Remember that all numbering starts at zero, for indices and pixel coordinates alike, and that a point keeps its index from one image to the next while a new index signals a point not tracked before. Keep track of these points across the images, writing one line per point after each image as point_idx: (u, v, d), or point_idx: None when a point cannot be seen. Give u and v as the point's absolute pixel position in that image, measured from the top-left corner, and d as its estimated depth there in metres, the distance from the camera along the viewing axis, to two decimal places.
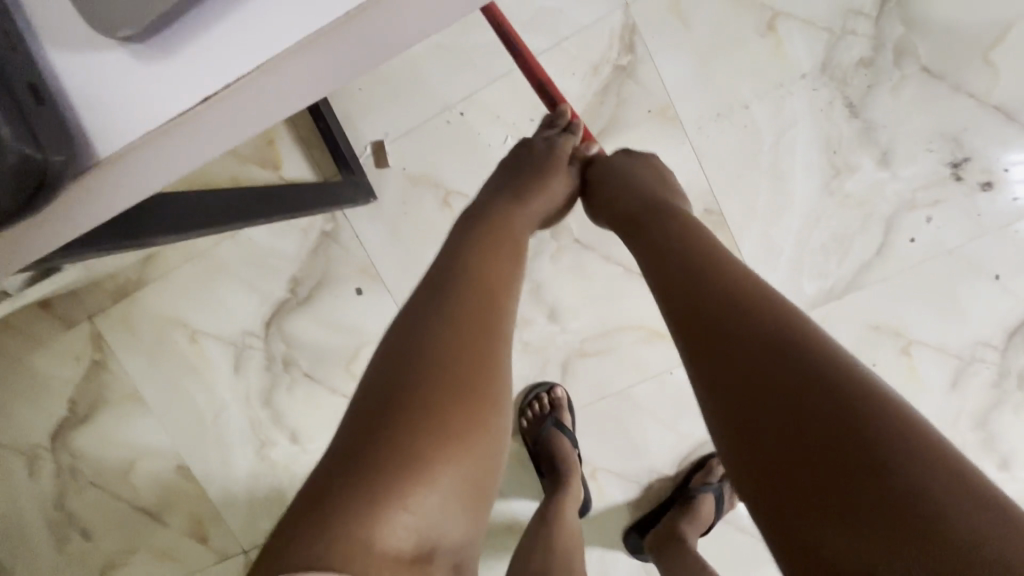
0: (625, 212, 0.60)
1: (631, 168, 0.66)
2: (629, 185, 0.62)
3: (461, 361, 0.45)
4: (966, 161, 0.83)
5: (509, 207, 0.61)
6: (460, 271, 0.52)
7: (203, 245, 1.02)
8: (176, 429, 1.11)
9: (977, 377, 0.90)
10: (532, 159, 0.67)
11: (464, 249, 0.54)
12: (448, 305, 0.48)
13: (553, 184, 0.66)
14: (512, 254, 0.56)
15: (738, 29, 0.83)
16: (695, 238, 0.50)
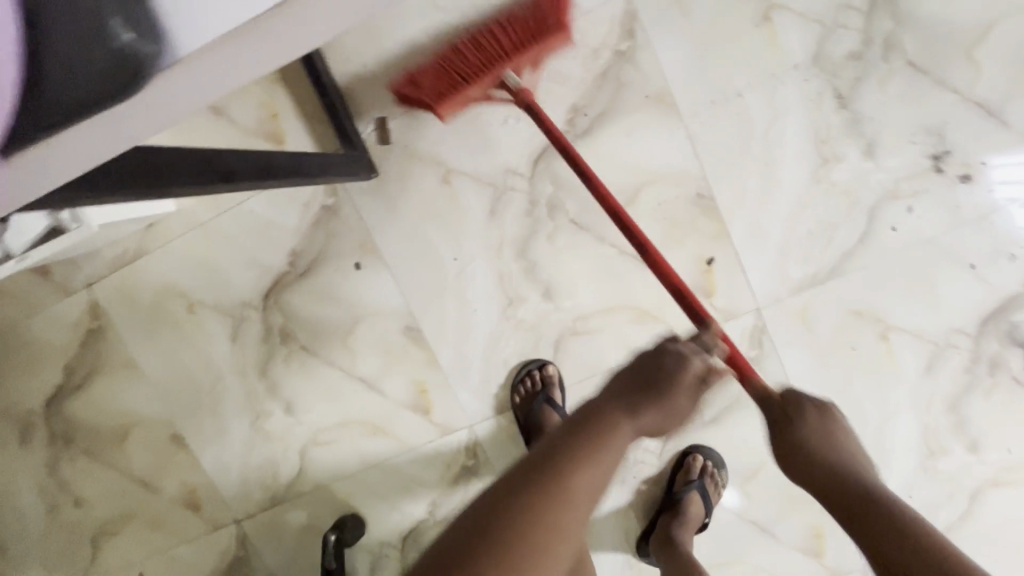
0: (814, 466, 0.64)
1: (820, 442, 0.64)
2: (832, 457, 0.63)
3: (537, 540, 0.51)
4: (946, 154, 0.87)
5: (623, 417, 0.60)
6: (564, 463, 0.56)
7: (204, 217, 1.03)
8: (171, 399, 1.12)
9: (950, 362, 0.94)
10: (659, 371, 0.62)
11: (581, 433, 0.59)
12: (562, 500, 0.54)
13: (681, 398, 0.62)
14: (613, 448, 0.58)
15: (734, 19, 0.86)
16: (892, 508, 0.58)
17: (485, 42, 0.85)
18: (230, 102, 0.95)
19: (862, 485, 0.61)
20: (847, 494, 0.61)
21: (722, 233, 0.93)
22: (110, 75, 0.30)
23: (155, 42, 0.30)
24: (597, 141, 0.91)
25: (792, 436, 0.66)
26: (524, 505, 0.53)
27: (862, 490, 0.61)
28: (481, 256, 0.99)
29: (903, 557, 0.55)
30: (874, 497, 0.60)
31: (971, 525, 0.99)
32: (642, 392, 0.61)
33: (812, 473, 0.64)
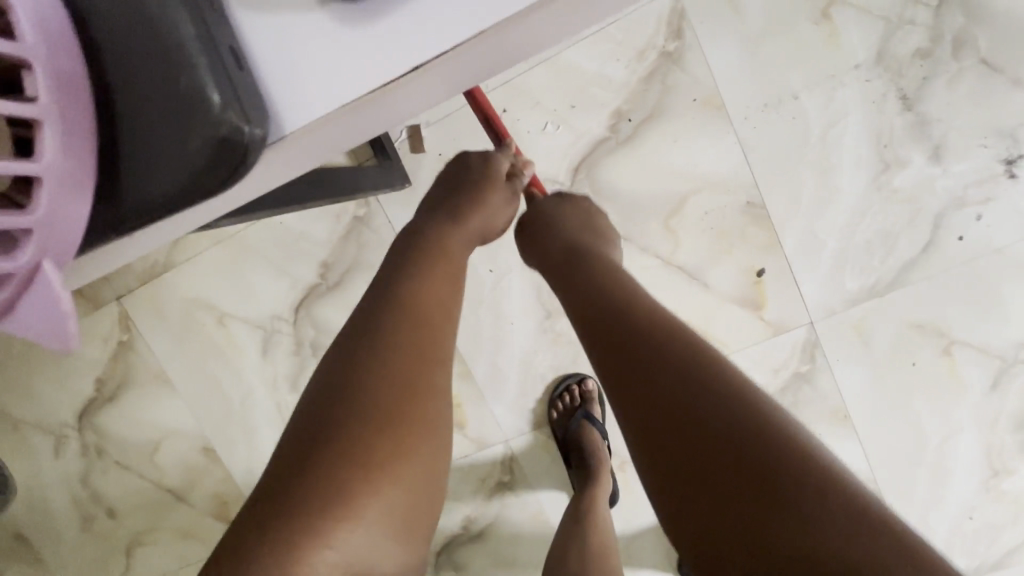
0: (563, 258, 0.59)
1: (551, 224, 0.64)
2: (555, 233, 0.62)
3: (393, 384, 0.43)
4: (1020, 158, 0.81)
5: (446, 228, 0.56)
6: (388, 299, 0.47)
7: (233, 228, 1.01)
8: (202, 411, 1.11)
9: (1017, 379, 0.89)
10: (479, 182, 0.62)
11: (405, 265, 0.51)
12: (387, 332, 0.45)
13: (489, 205, 0.61)
14: (444, 268, 0.52)
15: (790, 16, 0.81)
16: (623, 283, 0.52)
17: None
18: None
19: (589, 260, 0.57)
20: (559, 267, 0.58)
21: (773, 243, 0.88)
22: (212, 159, 0.34)
23: (260, 123, 0.34)
24: (641, 147, 0.87)
25: (543, 223, 0.64)
26: (350, 376, 0.43)
27: (569, 268, 0.57)
28: (518, 267, 0.96)
29: (618, 330, 0.46)
30: (605, 272, 0.54)
31: None
32: (450, 208, 0.58)
33: (562, 263, 0.59)
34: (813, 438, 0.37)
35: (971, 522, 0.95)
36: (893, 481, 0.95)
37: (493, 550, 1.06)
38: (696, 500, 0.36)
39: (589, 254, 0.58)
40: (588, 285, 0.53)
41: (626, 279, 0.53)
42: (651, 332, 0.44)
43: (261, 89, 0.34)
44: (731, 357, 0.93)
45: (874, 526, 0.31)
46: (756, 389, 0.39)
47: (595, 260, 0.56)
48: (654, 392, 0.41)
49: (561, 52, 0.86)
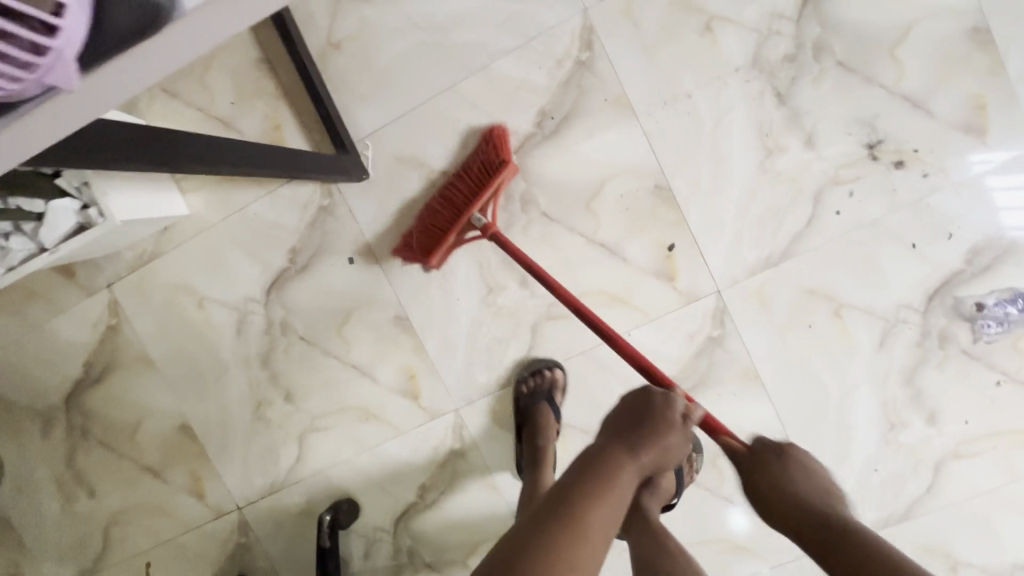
0: (787, 497, 0.68)
1: (785, 471, 0.71)
2: (774, 481, 0.70)
3: (545, 574, 0.55)
4: (879, 143, 0.96)
5: (622, 456, 0.66)
6: (570, 507, 0.60)
7: (213, 219, 1.15)
8: (181, 390, 1.21)
9: (902, 337, 1.00)
10: (645, 410, 0.70)
11: (579, 488, 0.62)
12: (580, 529, 0.58)
13: (670, 432, 0.69)
14: (613, 487, 0.63)
15: (681, 30, 0.98)
16: (845, 522, 0.63)
17: (453, 199, 1.02)
18: (238, 116, 1.08)
19: (810, 508, 0.66)
20: (801, 523, 0.65)
21: (680, 220, 1.02)
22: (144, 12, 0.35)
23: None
24: (564, 141, 1.02)
25: (759, 472, 0.72)
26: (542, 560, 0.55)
27: (801, 506, 0.66)
28: (464, 249, 1.09)
29: (851, 560, 0.58)
30: (827, 518, 0.64)
31: (938, 498, 1.04)
32: (641, 429, 0.68)
33: (790, 506, 0.67)
34: None
35: (877, 474, 1.05)
36: (803, 435, 1.05)
37: (447, 513, 1.16)
38: None
39: (816, 500, 0.67)
40: (820, 528, 0.63)
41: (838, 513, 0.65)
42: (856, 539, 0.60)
43: None
44: (651, 324, 1.04)
45: None
46: None
47: (816, 505, 0.66)
48: None
49: (493, 62, 1.02)
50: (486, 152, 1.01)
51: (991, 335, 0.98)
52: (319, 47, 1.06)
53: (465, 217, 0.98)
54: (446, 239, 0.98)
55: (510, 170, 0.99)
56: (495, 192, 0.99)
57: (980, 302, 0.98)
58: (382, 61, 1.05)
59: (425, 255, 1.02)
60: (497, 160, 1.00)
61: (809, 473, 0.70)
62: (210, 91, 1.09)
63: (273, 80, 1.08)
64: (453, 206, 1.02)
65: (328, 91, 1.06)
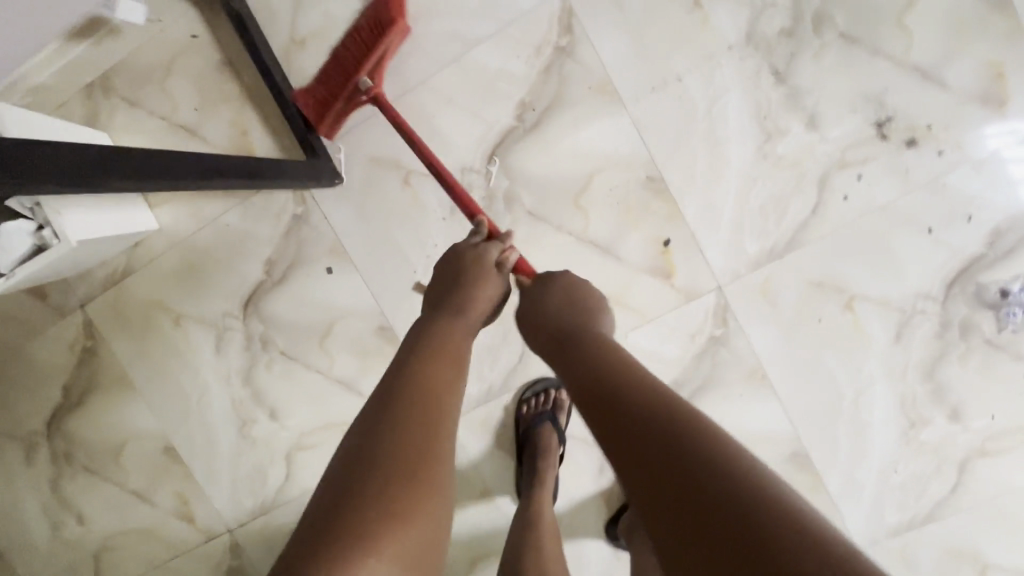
0: (558, 335, 0.66)
1: (567, 297, 0.70)
2: (554, 307, 0.69)
3: (401, 451, 0.51)
4: (889, 121, 0.89)
5: (448, 321, 0.66)
6: (406, 376, 0.58)
7: (185, 232, 1.09)
8: (162, 411, 1.16)
9: (919, 329, 0.93)
10: (461, 269, 0.72)
11: (407, 359, 0.60)
12: (423, 405, 0.55)
13: (487, 282, 0.71)
14: (443, 355, 0.61)
15: (667, 7, 0.91)
16: (614, 353, 0.59)
17: (341, 55, 0.90)
18: (203, 123, 1.03)
19: (578, 335, 0.64)
20: (558, 345, 0.64)
21: (675, 213, 0.95)
22: None
23: None
24: (547, 133, 0.95)
25: (535, 305, 0.71)
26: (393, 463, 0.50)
27: (567, 338, 0.64)
28: (446, 252, 1.03)
29: (633, 421, 0.49)
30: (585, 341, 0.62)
31: (965, 499, 0.97)
32: (456, 289, 0.70)
33: (544, 337, 0.67)
34: (772, 469, 0.43)
35: (897, 476, 0.98)
36: (817, 438, 0.98)
37: None
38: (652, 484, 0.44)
39: (589, 327, 0.65)
40: (583, 366, 0.59)
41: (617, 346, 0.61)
42: (628, 391, 0.52)
43: None
44: (648, 325, 0.98)
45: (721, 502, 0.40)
46: (726, 433, 0.46)
47: (579, 333, 0.64)
48: (629, 412, 0.50)
49: (468, 52, 0.95)
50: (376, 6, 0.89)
51: (1016, 323, 0.91)
52: (282, 46, 0.99)
53: (352, 82, 0.89)
54: (336, 104, 0.91)
55: (399, 29, 0.88)
56: (382, 56, 0.90)
57: (1004, 288, 0.90)
58: None
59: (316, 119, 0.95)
60: (386, 16, 0.89)
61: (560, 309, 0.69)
62: (171, 97, 1.03)
63: (237, 83, 1.02)
64: (340, 64, 0.90)
65: (293, 90, 0.98)
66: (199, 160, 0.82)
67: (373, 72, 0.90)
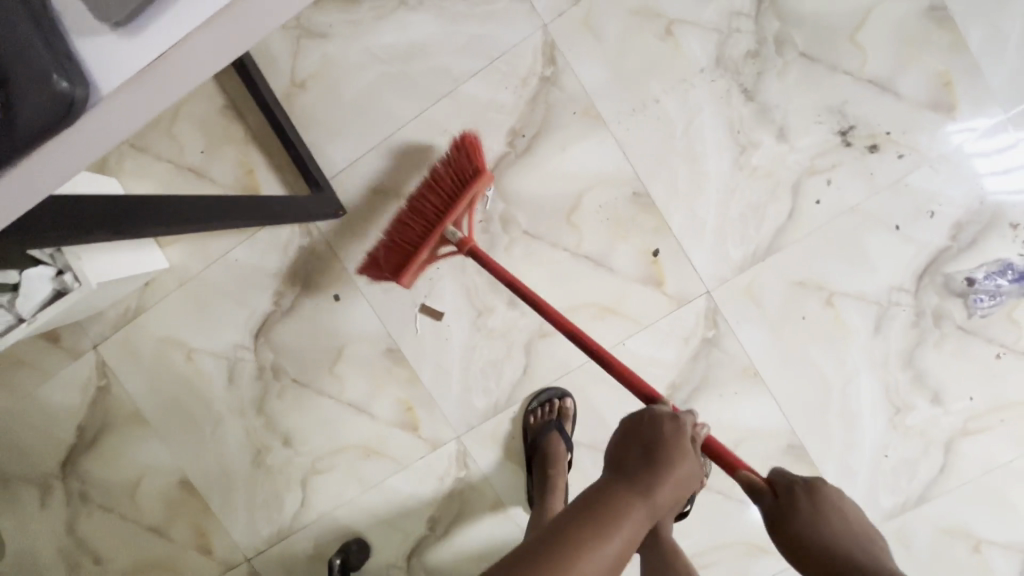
0: (804, 548, 0.57)
1: (818, 518, 0.58)
2: (818, 540, 0.57)
3: None
4: (851, 129, 0.96)
5: (633, 501, 0.56)
6: (569, 555, 0.51)
7: (195, 269, 1.13)
8: (177, 445, 1.19)
9: (896, 320, 0.99)
10: (654, 441, 0.61)
11: (568, 537, 0.52)
12: None
13: (685, 461, 0.60)
14: (617, 535, 0.53)
15: (641, 35, 0.98)
16: (859, 544, 0.56)
17: (424, 210, 0.94)
18: (210, 164, 1.08)
19: (851, 566, 0.55)
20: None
21: (662, 225, 1.01)
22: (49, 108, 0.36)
23: (83, 86, 0.37)
24: (537, 157, 1.02)
25: (791, 529, 0.59)
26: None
27: (832, 564, 0.56)
28: (449, 273, 1.08)
29: None
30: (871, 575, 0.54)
31: (952, 478, 1.02)
32: (648, 467, 0.59)
33: (802, 559, 0.58)
34: None
35: (888, 460, 1.03)
36: (810, 429, 1.03)
37: (459, 543, 1.14)
38: None
39: (863, 548, 0.56)
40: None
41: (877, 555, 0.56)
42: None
43: (84, 68, 0.37)
44: (644, 331, 1.03)
45: None
46: None
47: (855, 553, 0.56)
48: None
49: (459, 86, 1.02)
50: (459, 158, 0.94)
51: (984, 309, 0.98)
52: (283, 88, 1.05)
53: (438, 231, 0.91)
54: (419, 255, 0.91)
55: (484, 180, 0.92)
56: (469, 203, 0.93)
57: (970, 277, 0.97)
58: (348, 95, 1.05)
59: (394, 274, 0.95)
60: (470, 166, 0.93)
61: (820, 528, 0.58)
62: (179, 142, 1.08)
63: (241, 125, 1.08)
64: (424, 220, 0.94)
65: (296, 129, 1.05)
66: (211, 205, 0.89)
67: (457, 220, 0.93)
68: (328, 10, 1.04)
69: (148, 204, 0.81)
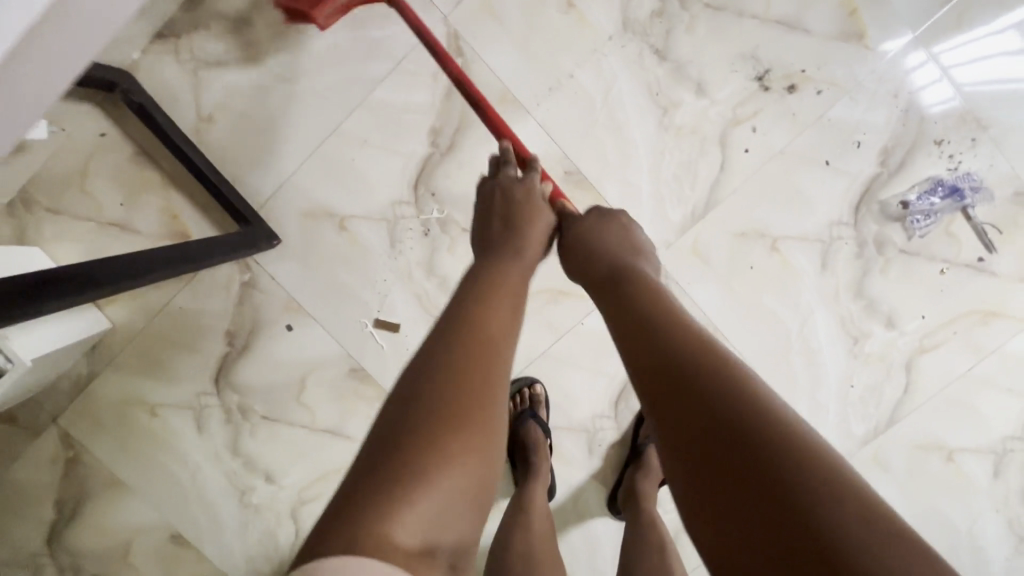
0: (586, 270, 0.71)
1: (598, 230, 0.75)
2: (587, 242, 0.74)
3: (454, 382, 0.54)
4: (767, 73, 0.96)
5: (504, 256, 0.71)
6: (460, 304, 0.63)
7: (140, 325, 1.11)
8: (161, 501, 1.16)
9: (841, 253, 1.01)
10: (520, 206, 0.77)
11: (461, 296, 0.64)
12: (463, 327, 0.59)
13: (537, 220, 0.76)
14: (498, 301, 0.64)
15: (544, 11, 0.96)
16: (649, 289, 0.62)
17: None
18: (132, 217, 1.04)
19: (604, 261, 0.70)
20: (597, 275, 0.69)
21: (598, 199, 1.00)
22: None
23: None
24: (462, 152, 1.01)
25: (569, 239, 0.76)
26: (446, 403, 0.52)
27: (604, 269, 0.69)
28: (397, 284, 1.05)
29: (669, 354, 0.51)
30: (626, 275, 0.66)
31: (916, 396, 1.05)
32: (510, 230, 0.74)
33: (589, 270, 0.71)
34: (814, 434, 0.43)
35: (854, 390, 1.05)
36: (775, 373, 1.04)
37: None
38: (668, 406, 0.48)
39: (624, 254, 0.71)
40: (619, 295, 0.63)
41: (630, 266, 0.68)
42: (750, 417, 0.43)
43: None
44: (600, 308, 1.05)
45: (736, 395, 0.45)
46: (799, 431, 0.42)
47: (615, 256, 0.70)
48: (682, 372, 0.49)
49: (370, 94, 1.00)
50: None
51: (922, 229, 0.99)
52: (191, 125, 1.01)
53: None
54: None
55: None
56: None
57: (904, 200, 0.98)
58: (259, 121, 1.02)
59: (310, 7, 0.85)
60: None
61: (610, 257, 0.71)
62: (94, 198, 1.03)
63: (157, 170, 1.04)
64: None
65: (213, 165, 1.01)
66: (133, 261, 0.84)
67: None
68: (220, 35, 1.00)
69: (64, 275, 0.74)
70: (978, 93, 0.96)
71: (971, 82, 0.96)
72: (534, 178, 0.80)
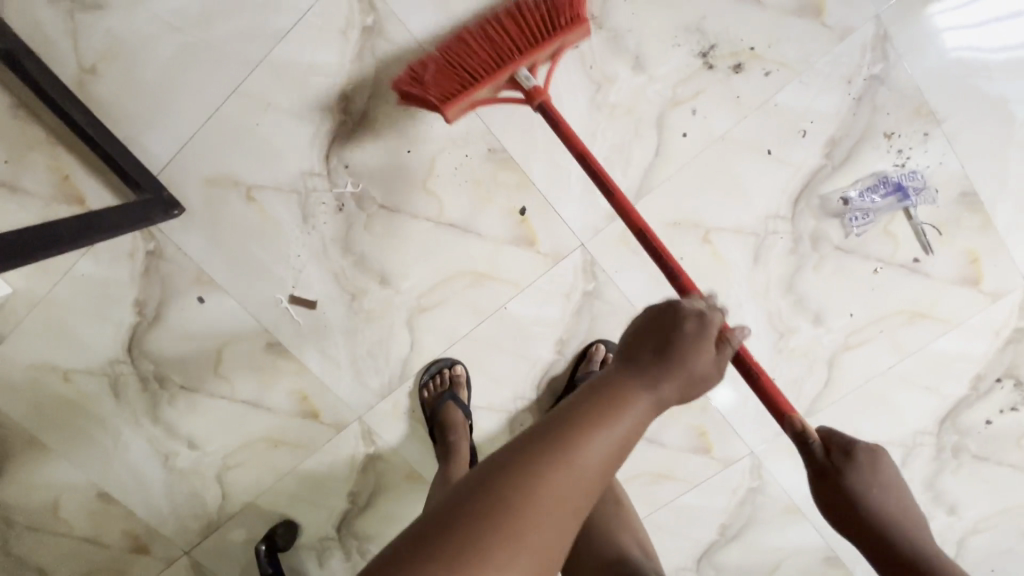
0: (842, 496, 0.58)
1: (871, 483, 0.57)
2: (860, 504, 0.57)
3: (545, 487, 0.46)
4: (712, 49, 0.88)
5: (643, 379, 0.54)
6: (588, 414, 0.50)
7: (41, 290, 1.04)
8: (85, 462, 1.13)
9: (775, 248, 0.96)
10: (673, 332, 0.56)
11: (577, 407, 0.51)
12: (568, 446, 0.48)
13: (702, 356, 0.56)
14: (620, 423, 0.50)
15: None
16: (901, 528, 0.56)
17: (496, 38, 0.85)
18: (14, 176, 0.94)
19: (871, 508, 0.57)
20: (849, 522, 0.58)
21: (524, 179, 0.97)
22: None
23: None
24: (376, 122, 0.94)
25: (845, 489, 0.58)
26: (511, 501, 0.45)
27: (866, 516, 0.57)
28: (312, 260, 1.00)
29: (901, 553, 0.55)
30: (895, 531, 0.56)
31: (836, 389, 1.05)
32: (662, 349, 0.55)
33: (844, 511, 0.58)
34: None
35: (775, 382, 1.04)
36: None
37: (381, 511, 1.17)
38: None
39: (907, 533, 0.56)
40: (903, 561, 0.54)
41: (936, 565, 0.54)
42: None
43: None
44: (523, 292, 1.01)
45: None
46: None
47: (915, 549, 0.55)
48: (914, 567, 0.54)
49: (272, 50, 0.91)
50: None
51: (860, 227, 0.94)
52: (71, 76, 0.90)
53: (508, 70, 0.83)
54: (481, 89, 0.84)
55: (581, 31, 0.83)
56: (555, 51, 0.84)
57: (845, 196, 0.93)
58: (152, 74, 0.91)
59: (439, 100, 0.85)
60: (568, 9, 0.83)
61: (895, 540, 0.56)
62: None
63: (40, 126, 0.94)
64: (493, 49, 0.85)
65: (100, 124, 0.91)
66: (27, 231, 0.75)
67: (536, 64, 0.85)
68: None
69: None
70: (959, 61, 0.88)
71: (955, 45, 0.87)
72: (719, 316, 0.59)
